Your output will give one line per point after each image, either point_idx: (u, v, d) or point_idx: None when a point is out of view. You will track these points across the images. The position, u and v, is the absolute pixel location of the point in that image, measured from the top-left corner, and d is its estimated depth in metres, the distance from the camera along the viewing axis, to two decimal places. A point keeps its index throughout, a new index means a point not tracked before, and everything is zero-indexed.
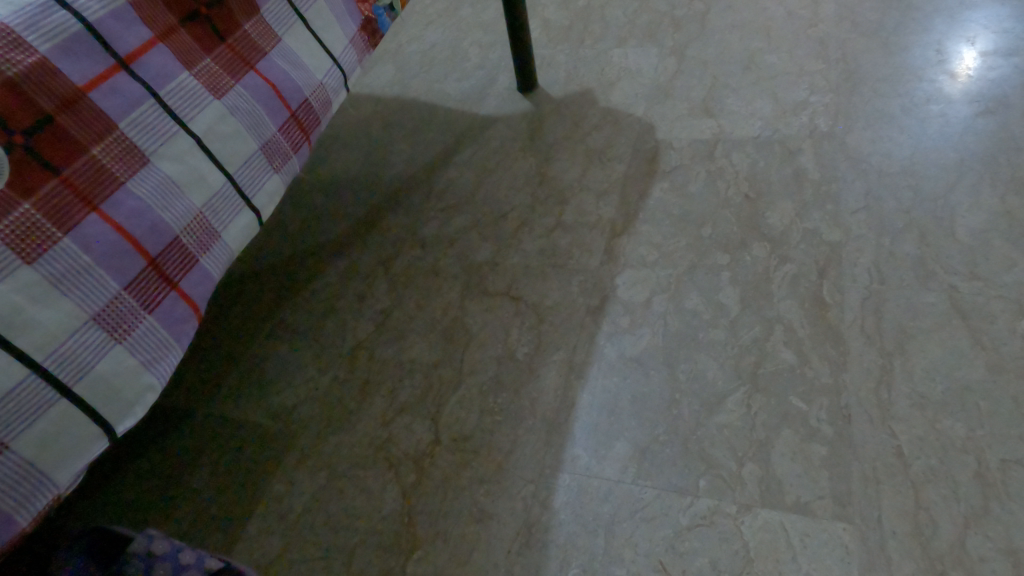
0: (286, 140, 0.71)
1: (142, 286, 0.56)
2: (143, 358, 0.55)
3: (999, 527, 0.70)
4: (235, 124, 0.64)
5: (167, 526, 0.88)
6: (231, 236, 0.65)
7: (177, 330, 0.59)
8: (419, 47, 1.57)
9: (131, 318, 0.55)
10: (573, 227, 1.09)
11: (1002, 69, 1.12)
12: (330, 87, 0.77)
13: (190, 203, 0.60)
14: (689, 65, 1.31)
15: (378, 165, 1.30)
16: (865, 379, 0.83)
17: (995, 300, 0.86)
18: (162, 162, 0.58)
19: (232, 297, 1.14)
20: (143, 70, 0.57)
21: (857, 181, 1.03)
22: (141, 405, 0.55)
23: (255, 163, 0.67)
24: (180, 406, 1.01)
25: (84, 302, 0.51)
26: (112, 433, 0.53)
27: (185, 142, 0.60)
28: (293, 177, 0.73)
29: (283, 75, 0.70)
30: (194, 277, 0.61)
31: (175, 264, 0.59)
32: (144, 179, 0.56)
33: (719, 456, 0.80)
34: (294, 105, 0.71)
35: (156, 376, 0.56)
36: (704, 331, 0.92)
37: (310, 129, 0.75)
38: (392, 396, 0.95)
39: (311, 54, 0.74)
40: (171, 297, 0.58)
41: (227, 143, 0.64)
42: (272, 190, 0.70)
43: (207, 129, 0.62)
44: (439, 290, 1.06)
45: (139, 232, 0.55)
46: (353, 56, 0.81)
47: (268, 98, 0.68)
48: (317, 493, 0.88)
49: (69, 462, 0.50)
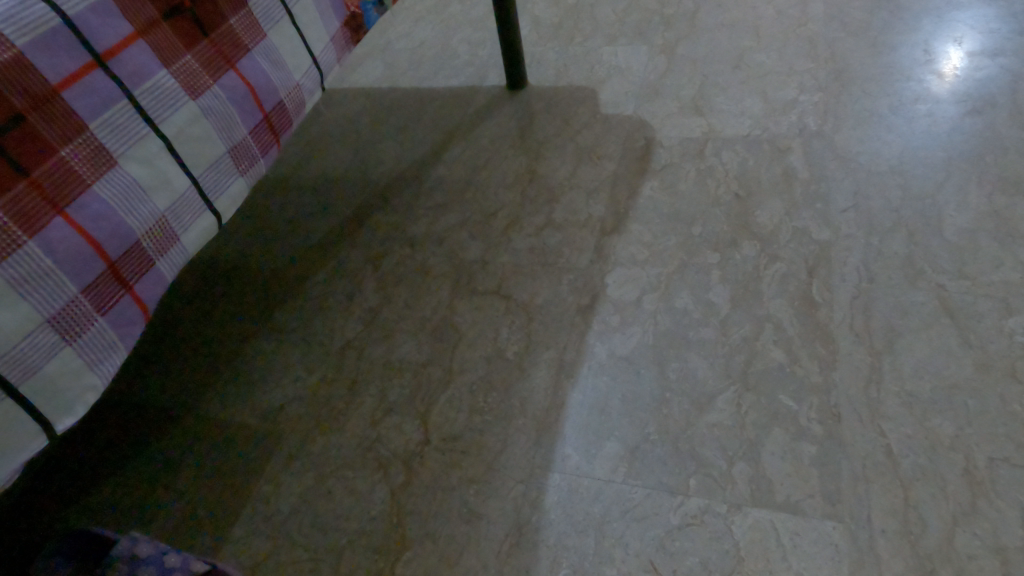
0: (256, 143, 0.69)
1: (100, 289, 0.54)
2: (89, 360, 0.54)
3: (987, 524, 0.70)
4: (206, 126, 0.63)
5: (149, 528, 0.87)
6: (191, 239, 0.63)
7: (127, 333, 0.57)
8: (407, 44, 1.55)
9: (85, 321, 0.53)
10: (563, 226, 1.08)
11: (989, 69, 1.13)
12: (306, 88, 0.75)
13: (154, 206, 0.59)
14: (679, 64, 1.31)
15: (367, 163, 1.29)
16: (854, 378, 0.83)
17: (983, 299, 0.86)
18: (129, 165, 0.57)
19: (218, 296, 1.13)
20: (120, 68, 0.56)
21: (846, 180, 1.03)
22: (81, 405, 0.54)
23: (222, 166, 0.66)
24: (164, 407, 1.00)
25: (37, 305, 0.50)
26: (53, 433, 0.52)
27: (153, 145, 0.59)
28: (259, 182, 0.71)
29: (262, 75, 0.69)
30: (152, 281, 0.59)
31: (133, 267, 0.57)
32: (110, 181, 0.55)
33: (709, 456, 0.80)
34: (269, 107, 0.70)
35: (99, 377, 0.55)
36: (694, 330, 0.92)
37: (281, 132, 0.73)
38: (379, 396, 0.94)
39: (291, 54, 0.73)
40: (125, 301, 0.57)
41: (196, 145, 0.62)
42: (236, 194, 0.68)
43: (178, 131, 0.61)
44: (427, 290, 1.05)
45: (100, 234, 0.54)
46: (332, 55, 0.79)
47: (242, 99, 0.67)
48: (304, 494, 0.87)
49: (6, 460, 0.49)
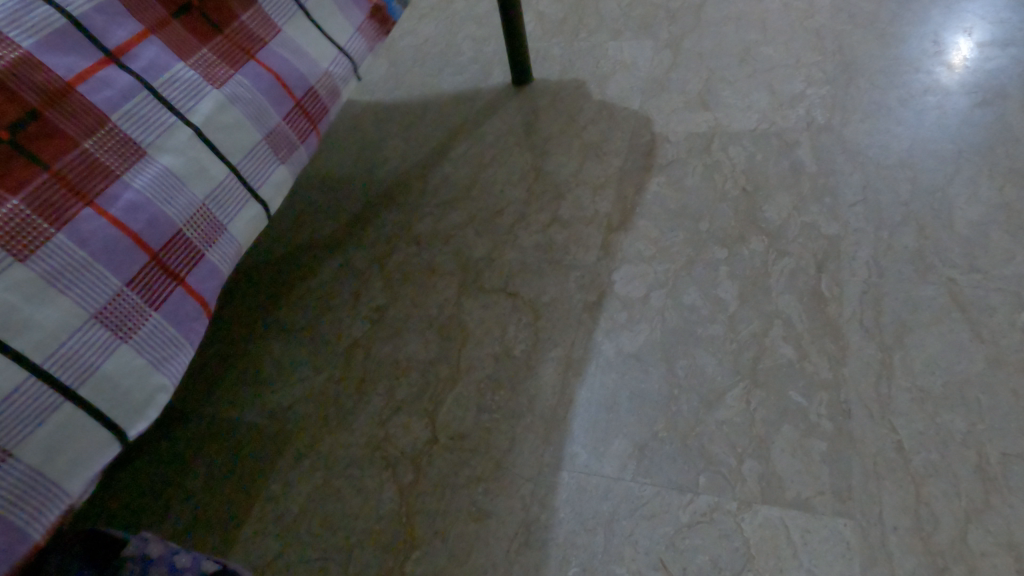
0: (293, 130, 0.69)
1: (146, 282, 0.54)
2: (151, 357, 0.54)
3: (999, 521, 0.70)
4: (237, 114, 0.63)
5: (161, 528, 0.87)
6: (239, 229, 0.63)
7: (186, 327, 0.57)
8: (412, 42, 1.55)
9: (136, 316, 0.53)
10: (569, 223, 1.08)
11: (999, 59, 1.11)
12: (335, 75, 0.75)
13: (192, 196, 0.58)
14: (685, 58, 1.30)
15: (372, 161, 1.29)
16: (865, 373, 0.82)
17: (994, 292, 0.86)
18: (160, 155, 0.56)
19: (227, 296, 1.13)
20: (134, 63, 0.56)
21: (855, 174, 1.03)
22: (155, 406, 0.53)
23: (260, 153, 0.65)
24: (174, 407, 1.00)
25: (85, 301, 0.50)
26: (127, 438, 0.51)
27: (184, 134, 0.58)
28: (300, 169, 0.71)
29: (285, 64, 0.69)
30: (202, 272, 0.59)
31: (178, 259, 0.57)
32: (142, 172, 0.55)
33: (718, 453, 0.80)
34: (298, 94, 0.70)
35: (167, 376, 0.55)
36: (702, 326, 0.91)
37: (317, 119, 0.73)
38: (388, 394, 0.94)
39: (314, 44, 0.73)
40: (176, 294, 0.56)
41: (229, 133, 0.62)
42: (279, 181, 0.68)
43: (207, 119, 0.60)
44: (435, 287, 1.05)
45: (137, 226, 0.54)
46: (361, 44, 0.79)
47: (270, 87, 0.66)
48: (314, 493, 0.87)
49: (79, 469, 0.48)
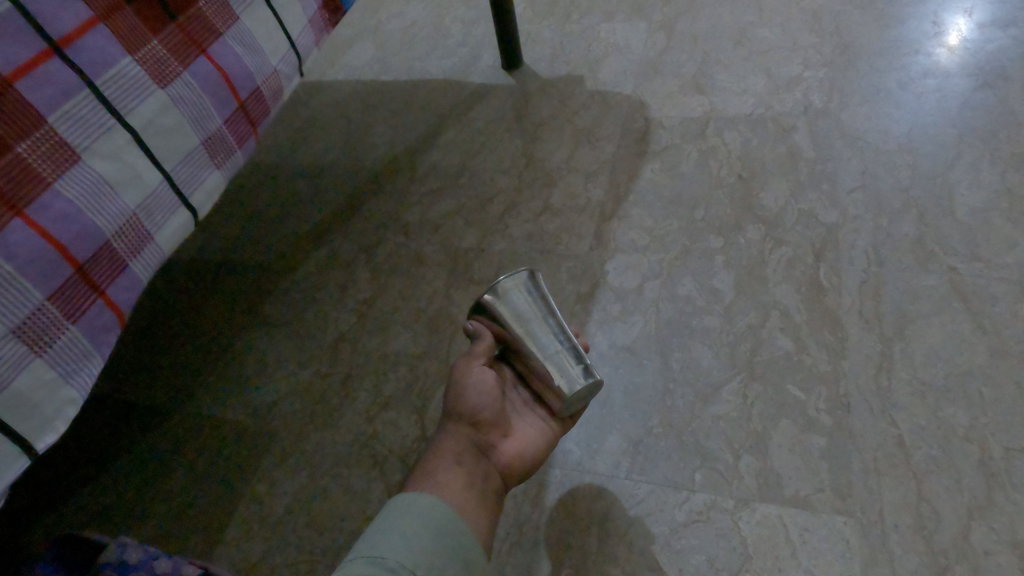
0: (232, 133, 0.67)
1: (67, 295, 0.51)
2: (64, 372, 0.51)
3: (1004, 518, 0.68)
4: (177, 118, 0.60)
5: (142, 533, 0.85)
6: (167, 238, 0.60)
7: (102, 339, 0.54)
8: (399, 25, 1.51)
9: (54, 330, 0.50)
10: (561, 211, 1.05)
11: (1000, 41, 1.08)
12: (283, 73, 0.72)
13: (124, 204, 0.55)
14: (679, 40, 1.26)
15: (358, 149, 1.25)
16: (865, 366, 0.80)
17: (997, 282, 0.83)
18: (95, 160, 0.53)
19: (209, 291, 1.10)
20: (80, 55, 0.53)
21: (854, 159, 1.00)
22: (63, 421, 0.51)
23: (196, 159, 0.63)
24: (155, 406, 0.97)
25: (1, 315, 0.46)
26: (32, 453, 0.49)
27: (121, 137, 0.55)
28: (235, 174, 0.69)
29: (237, 60, 0.66)
30: (124, 283, 0.56)
31: (102, 270, 0.54)
32: (74, 179, 0.52)
33: (715, 449, 0.78)
34: (243, 95, 0.67)
35: (78, 390, 0.52)
36: (697, 318, 0.89)
37: (258, 120, 0.70)
38: (374, 391, 0.92)
39: (268, 37, 0.70)
40: (95, 305, 0.53)
41: (166, 138, 0.59)
42: (212, 187, 0.65)
43: (146, 122, 0.57)
44: (423, 279, 1.02)
45: (65, 236, 0.51)
46: (310, 37, 0.76)
47: (215, 89, 0.64)
48: (298, 494, 0.84)
49: None
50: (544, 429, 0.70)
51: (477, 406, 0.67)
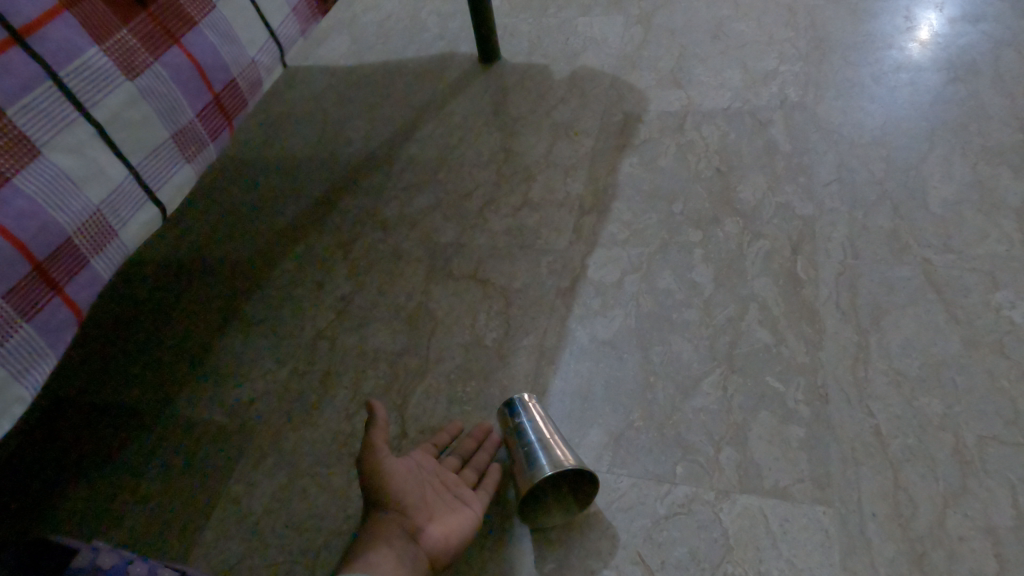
0: (205, 127, 0.66)
1: (24, 292, 0.51)
2: (13, 369, 0.50)
3: (976, 504, 0.69)
4: (145, 110, 0.59)
5: (115, 535, 0.83)
6: (132, 234, 0.59)
7: (57, 337, 0.54)
8: (374, 18, 1.49)
9: (6, 328, 0.49)
10: (540, 205, 1.05)
11: (971, 35, 1.10)
12: (261, 65, 0.72)
13: (87, 200, 0.55)
14: (656, 34, 1.27)
15: (334, 144, 1.23)
16: (842, 356, 0.81)
17: (969, 274, 0.84)
18: (55, 154, 0.53)
19: (182, 290, 1.08)
20: (42, 45, 0.53)
21: (830, 153, 1.01)
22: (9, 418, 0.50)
23: (164, 153, 0.62)
24: (131, 405, 0.95)
25: None
26: None
27: (84, 130, 0.55)
28: (205, 169, 0.68)
29: (211, 51, 0.65)
30: (84, 281, 0.55)
31: (63, 268, 0.54)
32: (35, 174, 0.51)
33: (695, 441, 0.78)
34: (217, 87, 0.67)
35: (26, 387, 0.51)
36: (678, 311, 0.89)
37: (234, 113, 0.70)
38: (354, 388, 0.90)
39: (245, 27, 0.69)
40: (54, 304, 0.53)
41: (134, 131, 0.59)
42: (182, 183, 0.65)
43: (112, 115, 0.57)
44: (402, 275, 1.01)
45: (23, 234, 0.50)
46: (293, 27, 0.77)
47: (187, 79, 0.63)
48: (276, 494, 0.83)
49: None
50: (473, 508, 0.73)
51: (398, 493, 0.71)
